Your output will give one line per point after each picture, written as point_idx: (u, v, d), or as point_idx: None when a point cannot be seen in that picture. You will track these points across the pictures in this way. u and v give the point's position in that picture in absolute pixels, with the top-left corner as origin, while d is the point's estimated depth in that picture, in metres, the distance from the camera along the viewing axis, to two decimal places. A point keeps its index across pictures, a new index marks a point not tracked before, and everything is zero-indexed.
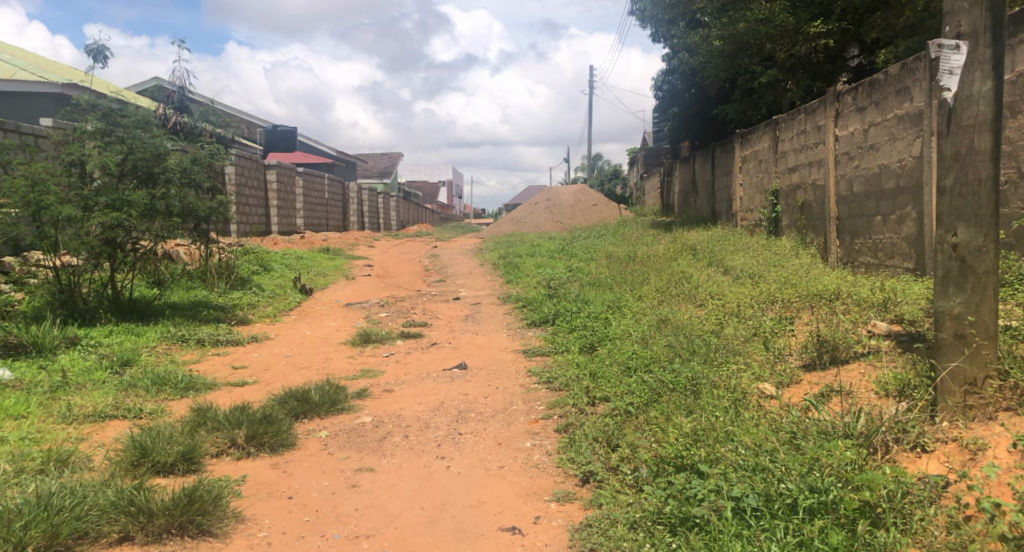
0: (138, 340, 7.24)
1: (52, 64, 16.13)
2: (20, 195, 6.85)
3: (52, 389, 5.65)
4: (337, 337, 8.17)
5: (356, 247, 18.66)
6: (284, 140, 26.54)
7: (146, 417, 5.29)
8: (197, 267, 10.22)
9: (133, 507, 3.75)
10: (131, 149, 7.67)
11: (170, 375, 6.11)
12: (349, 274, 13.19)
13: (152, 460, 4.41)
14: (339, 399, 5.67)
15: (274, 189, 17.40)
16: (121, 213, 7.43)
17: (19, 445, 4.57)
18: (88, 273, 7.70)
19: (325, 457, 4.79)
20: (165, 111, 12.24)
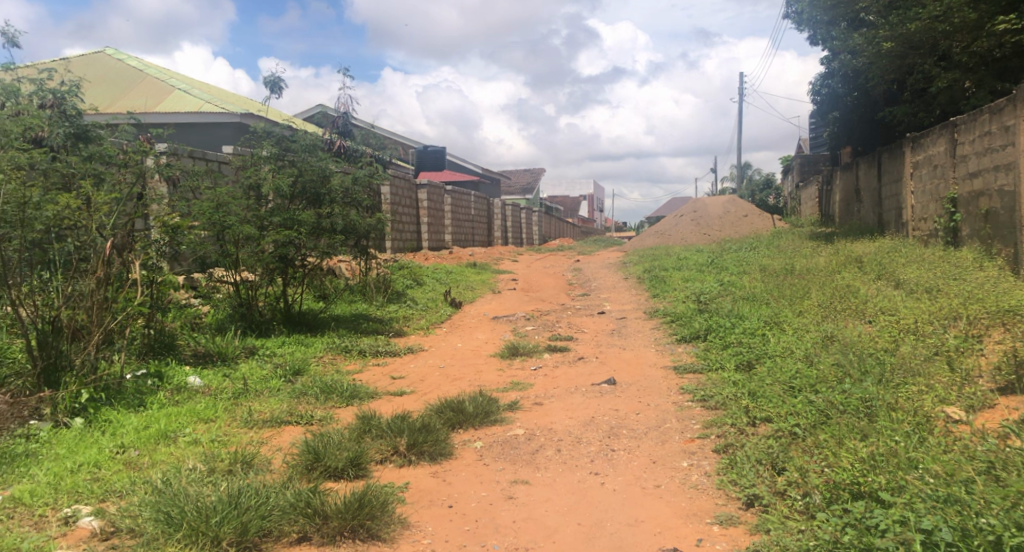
0: (307, 351, 7.73)
1: (231, 96, 17.58)
2: (207, 217, 7.52)
3: (235, 395, 6.12)
4: (487, 349, 8.35)
5: (502, 261, 19.02)
6: (434, 159, 27.54)
7: (317, 423, 5.62)
8: (357, 282, 10.78)
9: (310, 509, 3.97)
10: (300, 173, 8.21)
11: (336, 384, 6.44)
12: (497, 288, 13.46)
13: (324, 464, 4.67)
14: (492, 411, 5.78)
15: (424, 207, 18.07)
16: (292, 231, 7.99)
17: (211, 446, 4.98)
18: (264, 288, 8.30)
19: (481, 467, 4.89)
20: (331, 135, 12.95)
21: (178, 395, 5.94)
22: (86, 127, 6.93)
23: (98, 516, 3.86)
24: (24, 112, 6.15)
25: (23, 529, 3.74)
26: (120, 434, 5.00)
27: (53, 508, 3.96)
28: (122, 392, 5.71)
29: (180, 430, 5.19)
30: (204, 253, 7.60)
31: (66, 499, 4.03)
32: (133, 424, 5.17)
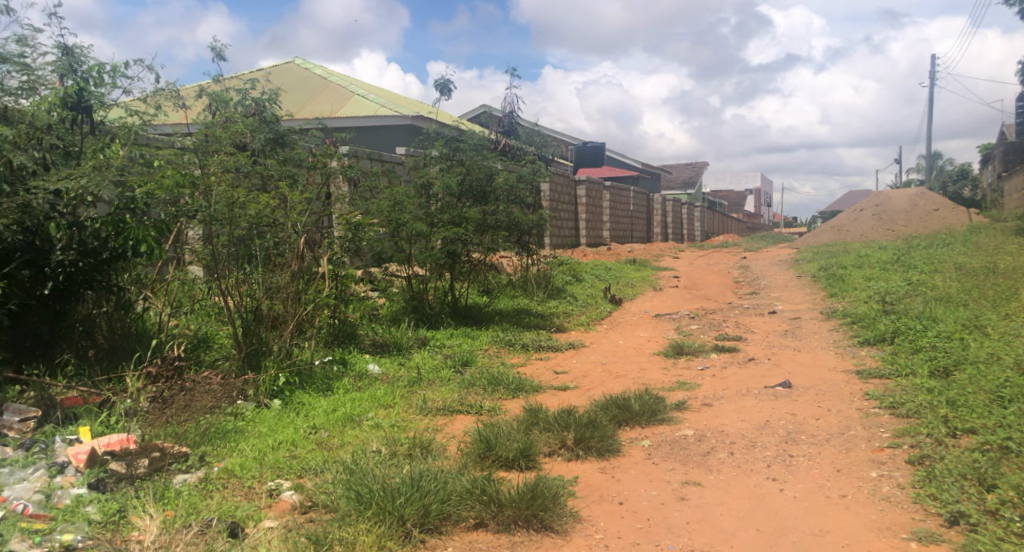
0: (474, 343, 7.94)
1: (404, 100, 18.40)
2: (384, 214, 7.85)
3: (410, 383, 6.39)
4: (650, 347, 8.22)
5: (662, 258, 18.66)
6: (595, 155, 27.50)
7: (486, 414, 5.74)
8: (518, 277, 10.96)
9: (486, 496, 4.05)
10: (468, 171, 8.41)
11: (503, 376, 6.56)
12: (659, 285, 13.21)
13: (496, 454, 4.74)
14: (659, 410, 5.66)
15: (583, 204, 18.08)
16: (460, 228, 8.16)
17: (391, 430, 5.22)
18: (433, 283, 8.63)
19: (650, 465, 4.80)
20: (495, 135, 13.22)
21: (360, 381, 6.28)
22: (280, 134, 7.51)
23: (297, 491, 4.15)
24: (231, 119, 6.73)
25: (236, 498, 4.07)
26: (311, 415, 5.35)
27: (260, 481, 4.29)
28: (312, 377, 6.10)
29: (364, 414, 5.49)
30: (380, 249, 7.96)
31: (269, 474, 4.36)
32: (323, 407, 5.52)
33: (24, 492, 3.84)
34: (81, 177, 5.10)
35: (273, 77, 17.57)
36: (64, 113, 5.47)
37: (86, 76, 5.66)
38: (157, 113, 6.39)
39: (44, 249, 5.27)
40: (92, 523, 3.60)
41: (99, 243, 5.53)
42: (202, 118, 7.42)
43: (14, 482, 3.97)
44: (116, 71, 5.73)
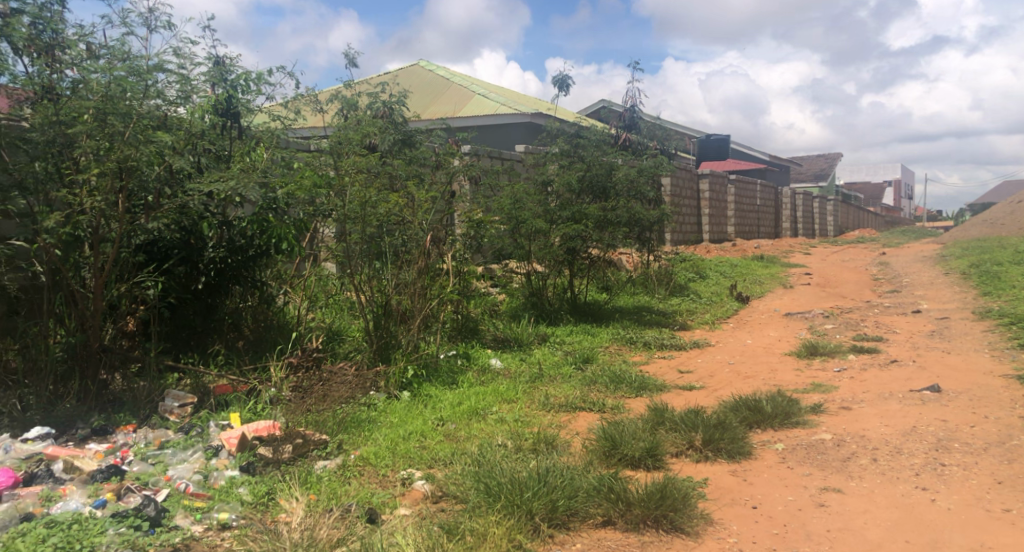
0: (594, 340, 7.90)
1: (524, 98, 18.53)
2: (505, 212, 7.92)
3: (532, 378, 6.43)
4: (780, 347, 7.91)
5: (792, 255, 17.92)
6: (719, 149, 26.74)
7: (610, 411, 5.69)
8: (639, 274, 10.82)
9: (614, 494, 4.02)
10: (589, 168, 8.31)
11: (625, 374, 6.49)
12: (789, 283, 12.69)
13: (622, 453, 4.69)
14: (793, 413, 5.44)
15: (707, 198, 17.61)
16: (580, 225, 8.02)
17: (515, 425, 5.26)
18: (553, 279, 8.65)
19: (785, 470, 4.63)
20: (616, 130, 13.09)
21: (483, 376, 6.38)
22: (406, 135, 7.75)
23: (428, 481, 4.26)
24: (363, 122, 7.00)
25: (371, 485, 4.23)
26: (438, 408, 5.48)
27: (393, 469, 4.43)
28: (438, 369, 6.25)
29: (488, 408, 5.56)
30: (501, 246, 8.02)
31: (401, 463, 4.50)
32: (449, 400, 5.65)
33: (186, 472, 4.14)
34: (230, 179, 5.33)
35: (398, 79, 18.11)
36: (216, 118, 5.86)
37: (235, 84, 6.04)
38: (296, 118, 6.73)
39: (199, 247, 5.72)
40: (244, 504, 3.84)
41: (246, 241, 5.94)
42: (335, 121, 7.73)
43: (176, 462, 4.29)
44: (261, 78, 6.08)
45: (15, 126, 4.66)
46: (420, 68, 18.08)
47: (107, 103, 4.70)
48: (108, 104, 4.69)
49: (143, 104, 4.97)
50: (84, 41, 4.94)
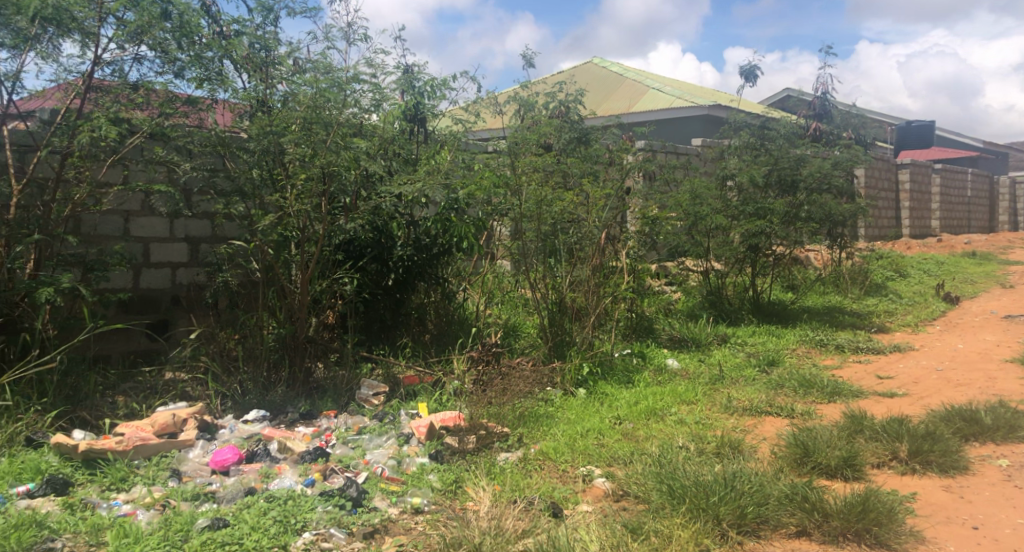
0: (779, 342, 7.53)
1: (702, 90, 18.02)
2: (683, 208, 7.74)
3: (712, 380, 6.25)
4: (999, 354, 7.15)
5: (1008, 251, 16.15)
6: (921, 136, 24.62)
7: (799, 417, 5.40)
8: (829, 273, 10.21)
9: (809, 503, 3.82)
10: (776, 161, 7.84)
11: (816, 379, 6.13)
12: (1007, 282, 11.45)
13: (816, 461, 4.45)
14: (1019, 426, 4.91)
15: (907, 190, 16.27)
16: (765, 221, 7.61)
17: (697, 427, 5.13)
18: (733, 277, 8.35)
19: (1010, 489, 4.18)
20: (804, 120, 12.42)
21: (660, 376, 6.28)
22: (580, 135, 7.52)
23: (609, 479, 4.26)
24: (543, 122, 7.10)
25: (553, 480, 4.29)
26: (616, 406, 5.46)
27: (573, 465, 4.47)
28: (614, 367, 6.21)
29: (667, 408, 5.47)
30: (677, 243, 7.85)
31: (581, 459, 4.53)
32: (626, 398, 5.61)
33: (381, 457, 4.41)
34: (417, 182, 5.57)
35: (574, 77, 18.23)
36: (405, 124, 6.20)
37: (422, 90, 6.33)
38: (477, 121, 6.90)
39: (388, 246, 6.08)
40: (435, 490, 4.03)
41: (430, 240, 6.23)
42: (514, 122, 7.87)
43: (372, 447, 4.58)
44: (445, 84, 6.33)
45: (237, 137, 5.24)
46: (595, 64, 18.09)
47: (312, 113, 5.08)
48: (311, 114, 5.06)
49: (341, 112, 5.27)
50: (291, 55, 5.36)
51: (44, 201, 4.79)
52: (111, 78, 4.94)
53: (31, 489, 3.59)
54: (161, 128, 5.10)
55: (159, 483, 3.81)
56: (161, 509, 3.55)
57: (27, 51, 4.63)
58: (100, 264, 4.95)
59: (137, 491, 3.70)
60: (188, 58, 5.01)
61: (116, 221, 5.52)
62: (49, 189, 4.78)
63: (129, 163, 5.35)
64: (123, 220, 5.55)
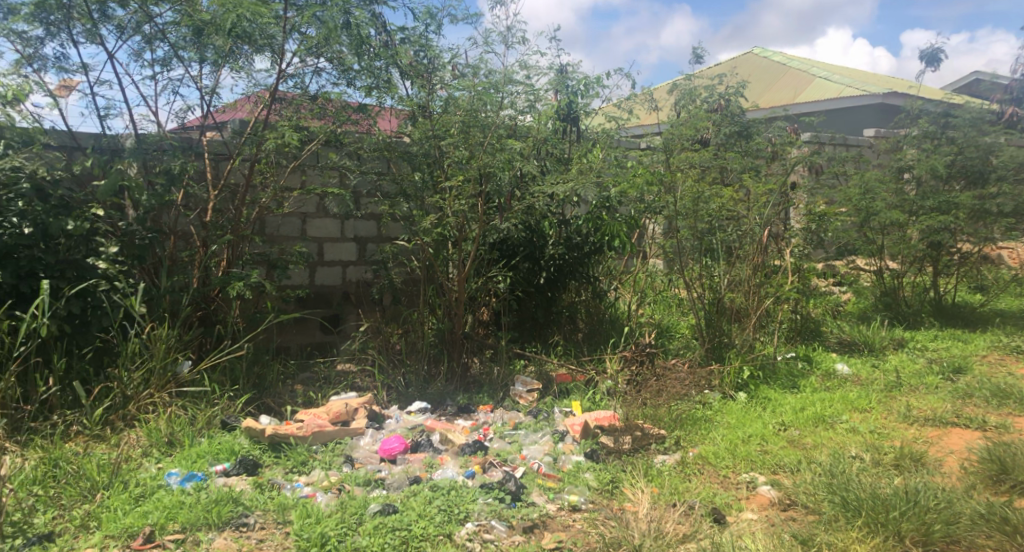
0: (966, 348, 6.93)
1: (874, 77, 16.91)
2: (854, 203, 7.30)
3: (888, 387, 5.86)
4: None
5: None
6: None
7: (992, 430, 4.95)
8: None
9: (1008, 525, 3.49)
10: (960, 150, 7.26)
11: (1012, 388, 5.59)
12: None
13: (1014, 479, 4.06)
14: None
15: None
16: (949, 216, 7.03)
17: (873, 437, 4.82)
18: (910, 277, 7.77)
19: None
20: (996, 105, 11.37)
21: (829, 381, 5.96)
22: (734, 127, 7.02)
23: (775, 487, 4.09)
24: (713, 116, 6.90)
25: (714, 485, 4.18)
26: (780, 412, 5.23)
27: (734, 471, 4.33)
28: (777, 372, 5.96)
29: (837, 416, 5.18)
30: (847, 241, 7.42)
31: (743, 465, 4.38)
32: (791, 404, 5.36)
33: (538, 453, 4.46)
34: (570, 181, 5.55)
35: (734, 70, 17.66)
36: (559, 123, 6.23)
37: (575, 89, 6.28)
38: (629, 117, 6.64)
39: (541, 244, 6.15)
40: (592, 488, 4.04)
41: (582, 239, 6.20)
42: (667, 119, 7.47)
43: (528, 442, 4.65)
44: (599, 82, 6.25)
45: (400, 141, 5.47)
46: (755, 56, 17.44)
47: (470, 117, 5.23)
48: (470, 118, 5.23)
49: (498, 114, 5.41)
50: (452, 61, 5.51)
51: (234, 204, 5.22)
52: (293, 91, 5.32)
53: (227, 468, 3.92)
54: (335, 135, 5.43)
55: (334, 468, 4.05)
56: (338, 493, 3.78)
57: (224, 66, 5.11)
58: (281, 262, 5.36)
59: (316, 475, 3.96)
60: (359, 68, 5.31)
61: (295, 223, 5.91)
62: (240, 194, 5.20)
63: (307, 169, 5.72)
64: (301, 222, 5.94)
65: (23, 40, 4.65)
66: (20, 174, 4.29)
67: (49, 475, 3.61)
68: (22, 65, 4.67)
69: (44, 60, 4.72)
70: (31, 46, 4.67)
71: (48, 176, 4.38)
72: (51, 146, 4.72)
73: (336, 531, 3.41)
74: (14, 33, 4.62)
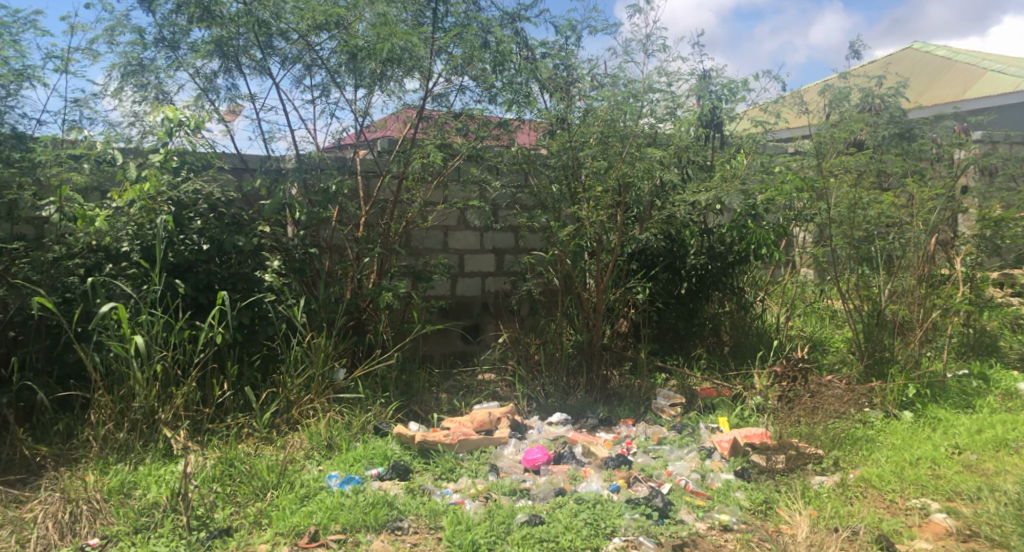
0: None
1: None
2: None
3: None
4: None
5: None
6: None
7: None
8: None
9: None
10: None
11: None
12: None
13: None
14: None
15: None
16: None
17: None
18: None
19: None
20: None
21: (1010, 401, 5.45)
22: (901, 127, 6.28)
23: (952, 515, 3.79)
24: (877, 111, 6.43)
25: (881, 510, 3.91)
26: (953, 434, 4.83)
27: (903, 496, 4.04)
28: (948, 390, 5.51)
29: (1021, 440, 4.73)
30: None
31: (913, 490, 4.08)
32: (966, 425, 4.94)
33: (685, 469, 4.34)
34: (714, 188, 5.32)
35: (891, 67, 16.64)
36: (701, 130, 6.06)
37: (720, 93, 6.09)
38: (777, 122, 6.33)
39: (681, 254, 6.02)
40: (744, 508, 3.88)
41: (726, 248, 6.05)
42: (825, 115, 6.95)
43: (674, 458, 4.53)
44: (745, 85, 6.03)
45: (539, 154, 5.45)
46: (915, 51, 16.36)
47: (609, 127, 5.16)
48: (609, 128, 5.16)
49: (638, 123, 5.29)
50: (591, 72, 5.37)
51: (384, 219, 5.44)
52: (439, 109, 5.48)
53: (381, 472, 4.07)
54: (477, 150, 5.54)
55: (481, 476, 4.11)
56: (485, 501, 3.83)
57: (376, 91, 5.34)
58: (426, 273, 5.52)
59: (464, 482, 4.03)
60: (501, 85, 5.41)
61: (438, 236, 6.08)
62: (389, 209, 5.41)
63: (450, 184, 5.87)
64: (443, 235, 6.10)
65: (200, 74, 5.03)
66: (198, 197, 4.64)
67: (226, 473, 3.84)
68: (199, 97, 5.08)
69: (217, 91, 5.10)
70: (207, 80, 5.06)
71: (222, 197, 4.72)
72: (224, 169, 5.10)
73: (486, 539, 3.45)
74: (193, 67, 4.99)
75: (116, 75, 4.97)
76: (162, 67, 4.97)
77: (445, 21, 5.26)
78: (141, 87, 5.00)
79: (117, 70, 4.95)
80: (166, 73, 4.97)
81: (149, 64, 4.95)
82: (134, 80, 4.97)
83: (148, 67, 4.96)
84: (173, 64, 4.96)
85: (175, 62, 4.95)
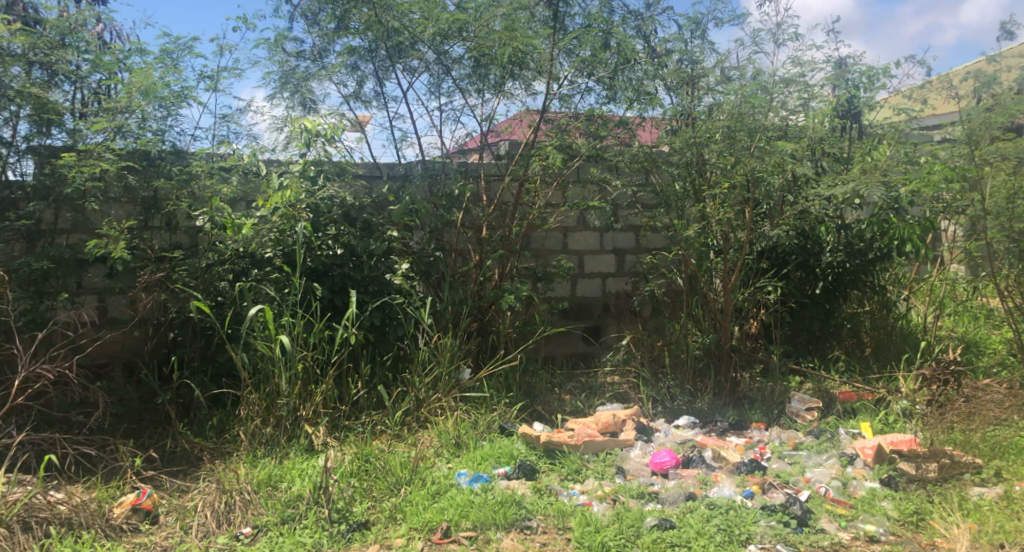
0: None
1: None
2: None
3: None
4: None
5: None
6: None
7: None
8: None
9: None
10: None
11: None
12: None
13: None
14: None
15: None
16: None
17: None
18: None
19: None
20: None
21: None
22: None
23: None
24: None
25: None
26: None
27: None
28: None
29: None
30: None
31: None
32: None
33: (825, 477, 4.12)
34: (851, 181, 4.96)
35: None
36: (838, 120, 5.76)
37: (857, 82, 5.79)
38: (923, 108, 5.91)
39: (816, 251, 5.77)
40: (892, 518, 3.64)
41: (866, 244, 5.72)
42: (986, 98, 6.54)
43: (812, 465, 4.31)
44: (886, 72, 5.68)
45: (660, 152, 5.34)
46: None
47: (736, 120, 4.96)
48: (736, 122, 4.95)
49: (768, 116, 5.06)
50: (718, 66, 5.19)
51: (506, 221, 5.48)
52: (562, 111, 5.47)
53: (508, 472, 4.09)
54: (597, 149, 5.44)
55: (607, 479, 4.06)
56: (613, 503, 3.78)
57: (498, 97, 5.41)
58: (546, 275, 5.55)
59: (591, 483, 3.99)
60: (624, 82, 5.32)
61: (558, 237, 6.06)
62: (512, 212, 5.47)
63: (570, 186, 5.87)
64: (562, 236, 6.08)
65: (344, 84, 5.29)
66: (333, 203, 4.87)
67: (363, 469, 3.98)
68: (342, 104, 5.32)
69: (360, 98, 5.33)
70: (351, 89, 5.30)
71: (354, 203, 4.93)
72: (358, 175, 5.34)
73: (616, 541, 3.41)
74: (338, 77, 5.25)
75: (271, 81, 5.24)
76: (309, 77, 5.23)
77: (569, 22, 5.23)
78: (293, 94, 5.25)
79: (273, 77, 5.22)
80: (312, 82, 5.23)
81: (300, 73, 5.21)
82: (286, 88, 5.24)
83: (297, 76, 5.21)
84: (319, 73, 5.22)
85: (320, 73, 5.21)
